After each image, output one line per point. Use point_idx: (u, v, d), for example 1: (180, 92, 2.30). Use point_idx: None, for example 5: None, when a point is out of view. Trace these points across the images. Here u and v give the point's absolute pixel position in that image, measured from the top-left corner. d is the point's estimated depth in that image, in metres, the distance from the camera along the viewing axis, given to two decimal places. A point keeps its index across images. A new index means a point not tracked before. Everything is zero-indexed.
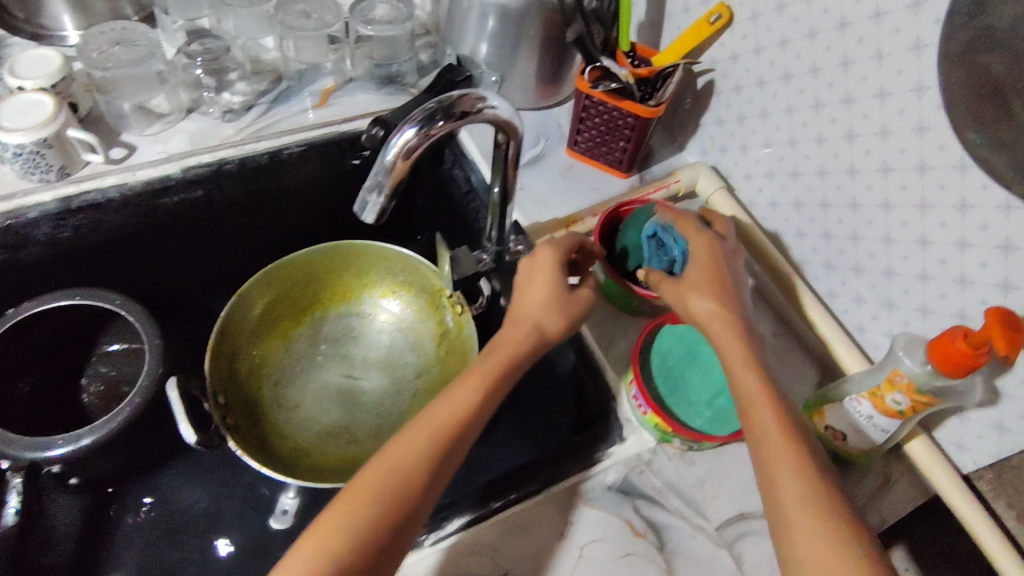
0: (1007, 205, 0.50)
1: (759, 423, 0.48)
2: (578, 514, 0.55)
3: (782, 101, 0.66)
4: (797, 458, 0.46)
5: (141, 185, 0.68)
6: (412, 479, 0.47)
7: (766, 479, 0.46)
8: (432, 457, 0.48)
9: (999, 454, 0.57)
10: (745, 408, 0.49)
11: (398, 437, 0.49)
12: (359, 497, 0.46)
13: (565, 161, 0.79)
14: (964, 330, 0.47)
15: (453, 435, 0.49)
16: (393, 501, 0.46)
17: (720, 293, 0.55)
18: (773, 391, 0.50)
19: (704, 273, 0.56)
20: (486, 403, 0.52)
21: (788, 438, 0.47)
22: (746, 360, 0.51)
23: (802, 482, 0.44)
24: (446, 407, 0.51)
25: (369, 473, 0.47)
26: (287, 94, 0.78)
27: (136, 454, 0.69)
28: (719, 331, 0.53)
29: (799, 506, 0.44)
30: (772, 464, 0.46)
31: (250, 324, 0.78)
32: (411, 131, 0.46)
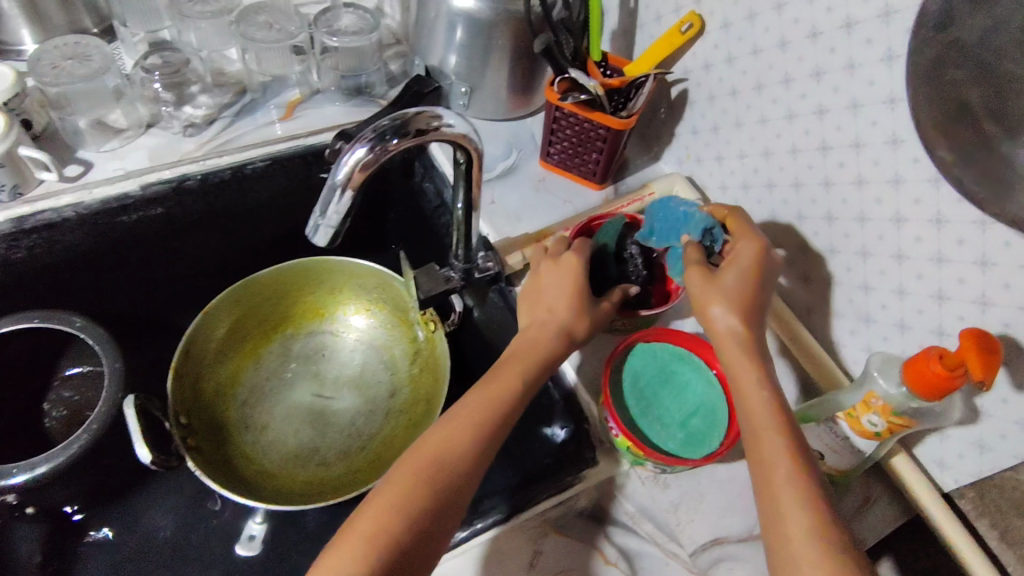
0: (983, 220, 0.49)
1: (768, 447, 0.46)
2: (549, 542, 0.54)
3: (755, 112, 0.64)
4: (803, 486, 0.43)
5: (97, 204, 0.66)
6: (451, 477, 0.47)
7: (767, 508, 0.44)
8: (471, 454, 0.48)
9: (980, 473, 0.56)
10: (753, 431, 0.47)
11: (434, 431, 0.49)
12: (399, 492, 0.46)
13: (538, 173, 0.77)
14: (939, 351, 0.46)
15: (491, 433, 0.50)
16: (433, 497, 0.46)
17: (746, 309, 0.51)
18: (784, 416, 0.47)
19: (738, 285, 0.52)
20: (520, 402, 0.52)
21: (796, 466, 0.44)
22: (756, 383, 0.49)
23: (806, 512, 0.42)
24: (481, 404, 0.51)
25: (408, 468, 0.47)
26: (252, 106, 0.77)
27: (95, 484, 0.67)
28: (734, 350, 0.51)
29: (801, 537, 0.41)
30: (776, 492, 0.44)
31: (213, 346, 0.75)
32: (363, 149, 0.44)
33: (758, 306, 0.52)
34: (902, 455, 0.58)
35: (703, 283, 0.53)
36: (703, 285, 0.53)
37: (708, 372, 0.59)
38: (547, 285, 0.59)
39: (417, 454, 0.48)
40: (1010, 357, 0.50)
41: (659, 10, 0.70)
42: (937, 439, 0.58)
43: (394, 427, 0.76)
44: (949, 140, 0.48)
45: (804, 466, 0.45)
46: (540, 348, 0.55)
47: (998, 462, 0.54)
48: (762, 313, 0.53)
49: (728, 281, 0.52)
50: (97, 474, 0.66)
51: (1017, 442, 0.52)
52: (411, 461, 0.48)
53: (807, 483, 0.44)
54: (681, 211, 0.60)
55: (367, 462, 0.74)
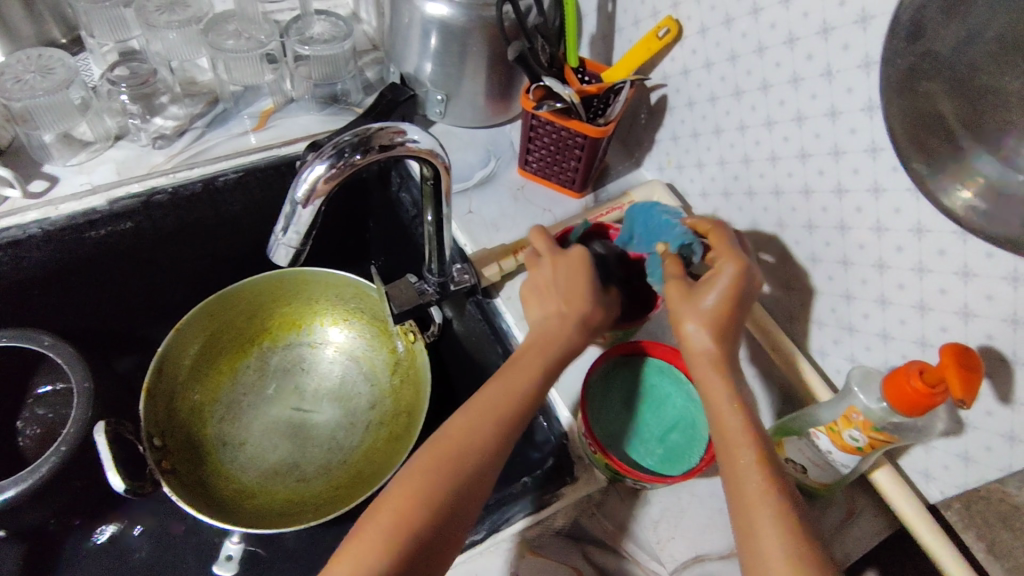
0: (963, 231, 0.48)
1: (741, 462, 0.45)
2: (525, 564, 0.52)
3: (734, 118, 0.63)
4: (776, 501, 0.42)
5: (63, 220, 0.64)
6: (474, 467, 0.45)
7: (739, 526, 0.43)
8: (494, 445, 0.47)
9: (966, 485, 0.55)
10: (725, 446, 0.46)
11: (457, 419, 0.48)
12: (423, 481, 0.44)
13: (517, 181, 0.76)
14: (919, 366, 0.45)
15: (515, 425, 0.48)
16: (457, 487, 0.44)
17: (723, 325, 0.50)
18: (756, 431, 0.46)
19: (721, 301, 0.50)
20: (540, 396, 0.51)
21: (769, 483, 0.43)
22: (729, 398, 0.48)
23: (781, 529, 0.41)
24: (501, 395, 0.49)
25: (431, 458, 0.45)
26: (224, 116, 0.75)
27: (68, 505, 0.65)
28: (708, 367, 0.49)
29: (774, 556, 0.40)
30: (749, 509, 0.42)
31: (188, 362, 0.74)
32: (322, 165, 0.43)
33: (735, 323, 0.51)
34: (885, 467, 0.57)
35: (681, 298, 0.51)
36: (681, 301, 0.51)
37: (688, 386, 0.57)
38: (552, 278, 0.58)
39: (440, 444, 0.46)
40: (994, 370, 0.49)
41: (637, 14, 0.69)
42: (922, 449, 0.56)
43: (375, 441, 0.75)
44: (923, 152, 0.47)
45: (778, 481, 0.43)
46: (553, 344, 0.53)
47: (983, 473, 0.53)
48: (738, 329, 0.51)
49: (707, 296, 0.50)
50: (70, 497, 0.64)
51: (1001, 453, 0.52)
52: (433, 452, 0.46)
53: (780, 498, 0.42)
54: (662, 219, 0.59)
55: (347, 478, 0.72)
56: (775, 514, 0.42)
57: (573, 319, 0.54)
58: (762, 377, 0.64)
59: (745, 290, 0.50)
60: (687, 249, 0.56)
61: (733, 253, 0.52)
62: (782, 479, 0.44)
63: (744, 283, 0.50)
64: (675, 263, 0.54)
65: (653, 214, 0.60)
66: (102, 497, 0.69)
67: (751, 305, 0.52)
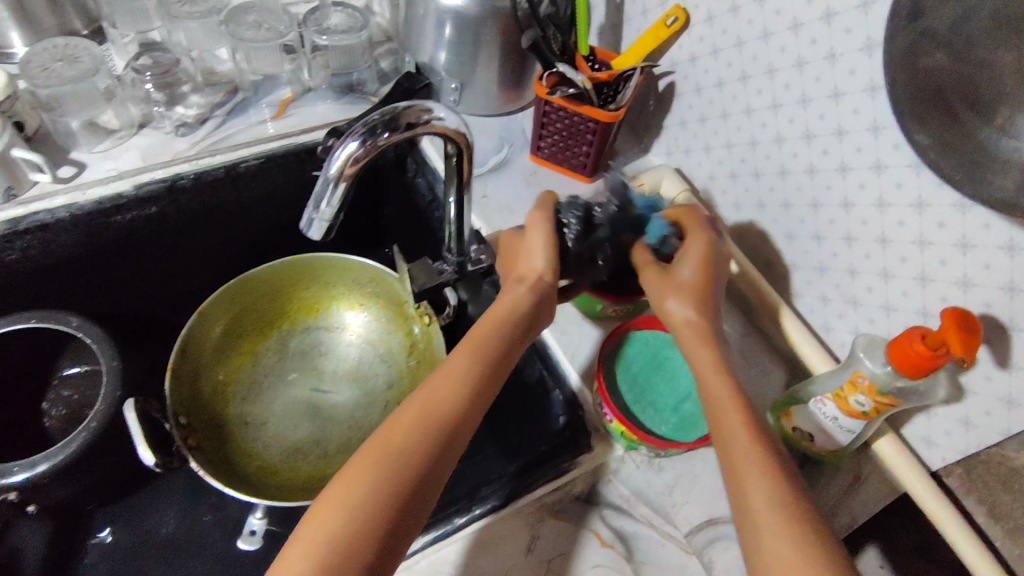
0: (963, 203, 0.50)
1: (728, 426, 0.46)
2: (546, 527, 0.55)
3: (741, 102, 0.65)
4: (763, 461, 0.44)
5: (91, 204, 0.65)
6: (412, 457, 0.44)
7: (733, 492, 0.43)
8: (430, 431, 0.45)
9: (967, 450, 0.57)
10: (715, 411, 0.47)
11: (394, 414, 0.46)
12: (355, 481, 0.42)
13: (529, 167, 0.78)
14: (921, 330, 0.47)
15: (457, 412, 0.46)
16: (393, 480, 0.43)
17: (700, 295, 0.54)
18: (748, 406, 0.47)
19: (696, 273, 0.54)
20: (491, 380, 0.49)
21: (756, 444, 0.45)
22: (721, 377, 0.49)
23: (770, 488, 0.42)
24: (440, 380, 0.48)
25: (365, 456, 0.44)
26: (244, 105, 0.77)
27: (98, 481, 0.67)
28: (695, 344, 0.52)
29: (768, 517, 0.41)
30: (743, 476, 0.43)
31: (211, 342, 0.76)
32: (354, 143, 0.45)
33: (712, 298, 0.54)
34: (889, 436, 0.59)
35: (659, 281, 0.54)
36: (662, 282, 0.54)
37: None
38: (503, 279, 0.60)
39: (375, 440, 0.45)
40: (992, 336, 0.52)
41: (646, 4, 0.71)
42: (924, 418, 0.59)
43: None
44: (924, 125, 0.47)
45: (771, 451, 0.45)
46: (503, 313, 0.53)
47: (983, 438, 0.55)
48: (716, 306, 0.54)
49: (684, 274, 0.54)
50: (100, 473, 0.66)
51: (1000, 418, 0.54)
52: (367, 449, 0.45)
53: (773, 464, 0.43)
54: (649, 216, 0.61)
55: None
56: (768, 479, 0.43)
57: (510, 282, 0.56)
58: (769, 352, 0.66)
59: (708, 262, 0.55)
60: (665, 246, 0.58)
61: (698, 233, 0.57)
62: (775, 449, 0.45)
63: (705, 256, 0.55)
64: (641, 253, 0.57)
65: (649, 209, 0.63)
66: (131, 473, 0.71)
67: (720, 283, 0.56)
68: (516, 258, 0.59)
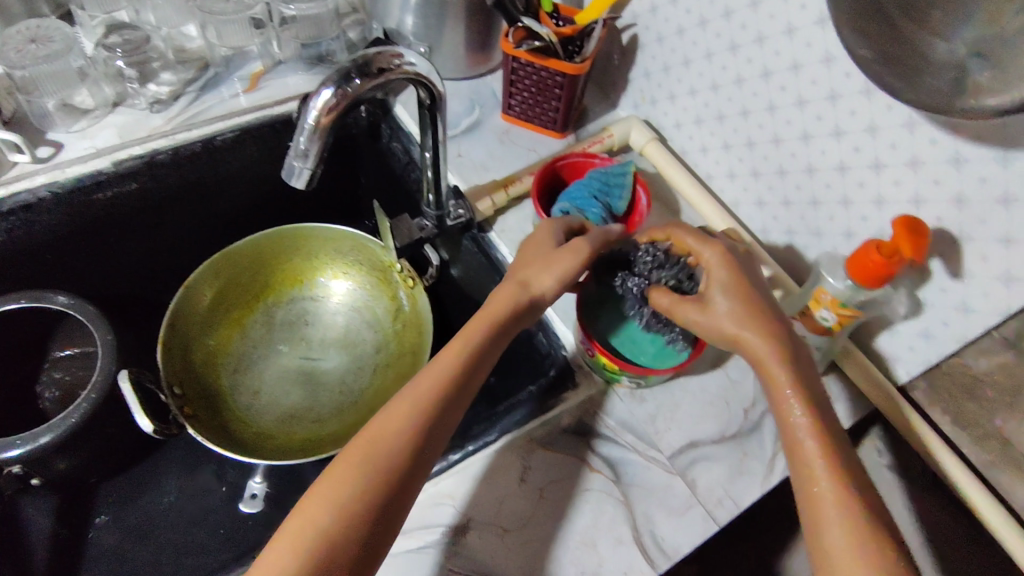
0: (911, 122, 0.53)
1: (803, 455, 0.46)
2: (537, 457, 0.57)
3: (702, 47, 0.68)
4: (835, 489, 0.44)
5: (71, 183, 0.67)
6: (397, 458, 0.46)
7: (810, 521, 0.44)
8: (415, 433, 0.47)
9: (930, 362, 0.60)
10: (791, 439, 0.47)
11: (380, 414, 0.48)
12: (340, 479, 0.45)
13: (501, 126, 0.80)
14: (877, 243, 0.50)
15: (444, 407, 0.49)
16: (379, 479, 0.45)
17: (748, 310, 0.52)
18: (822, 422, 0.47)
19: (730, 295, 0.53)
20: (473, 374, 0.51)
21: (833, 472, 0.45)
22: (794, 391, 0.49)
23: (845, 518, 0.43)
24: (424, 385, 0.49)
25: (351, 456, 0.46)
26: (216, 80, 0.78)
27: (100, 452, 0.68)
28: (772, 355, 0.50)
29: (845, 545, 0.42)
30: (817, 507, 0.44)
31: (200, 314, 0.77)
32: (328, 91, 0.46)
33: (759, 309, 0.52)
34: (857, 355, 0.62)
35: (702, 320, 0.53)
36: (701, 315, 0.53)
37: None
38: (525, 262, 0.58)
39: (360, 440, 0.47)
40: (946, 248, 0.55)
41: None
42: (888, 335, 0.62)
43: (384, 380, 0.79)
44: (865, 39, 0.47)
45: (846, 471, 0.45)
46: (494, 315, 0.54)
47: (943, 348, 0.59)
48: (765, 309, 0.52)
49: (719, 302, 0.53)
50: (101, 444, 0.67)
51: (958, 327, 0.57)
52: (352, 448, 0.47)
53: (845, 485, 0.44)
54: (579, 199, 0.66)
55: (360, 415, 0.77)
56: (840, 507, 0.43)
57: (515, 285, 0.56)
58: None
59: (740, 277, 0.54)
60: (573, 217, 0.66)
61: (712, 248, 0.55)
62: (847, 465, 0.45)
63: (733, 273, 0.54)
64: (660, 292, 0.56)
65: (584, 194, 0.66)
66: (131, 445, 0.72)
67: (762, 289, 0.54)
68: (541, 256, 0.58)
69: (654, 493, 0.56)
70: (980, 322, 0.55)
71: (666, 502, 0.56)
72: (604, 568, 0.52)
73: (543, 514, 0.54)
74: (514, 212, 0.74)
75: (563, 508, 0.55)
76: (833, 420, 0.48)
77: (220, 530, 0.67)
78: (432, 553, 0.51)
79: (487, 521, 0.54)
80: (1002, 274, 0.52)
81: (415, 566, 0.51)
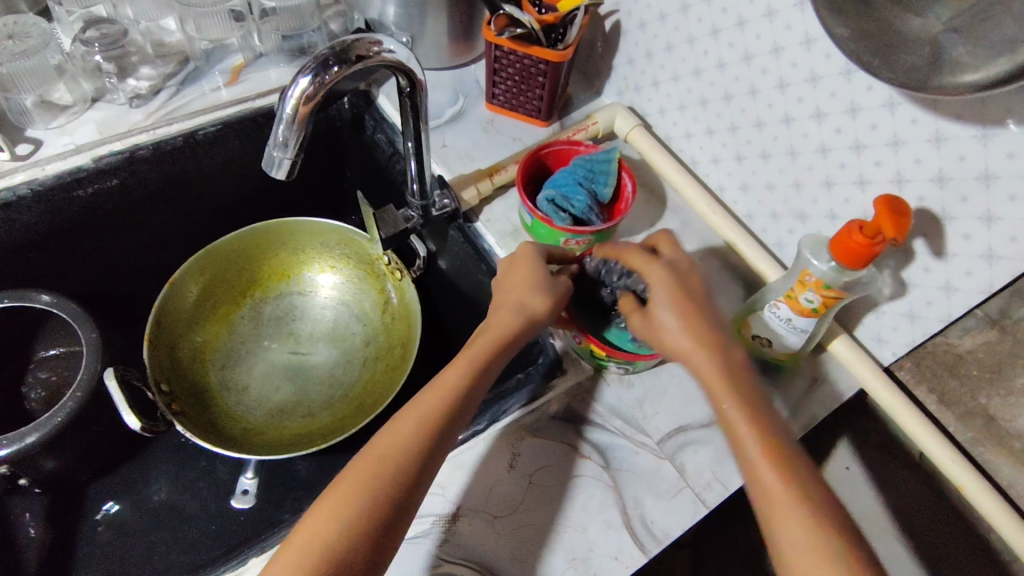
0: (891, 102, 0.53)
1: (751, 462, 0.46)
2: (526, 445, 0.57)
3: (684, 32, 0.68)
4: (788, 493, 0.44)
5: (51, 179, 0.66)
6: (398, 475, 0.46)
7: (769, 531, 0.44)
8: (421, 447, 0.47)
9: (914, 342, 0.60)
10: (739, 447, 0.47)
11: (387, 428, 0.49)
12: (347, 491, 0.45)
13: (486, 116, 0.79)
14: (859, 224, 0.50)
15: (448, 421, 0.49)
16: (385, 491, 0.45)
17: (689, 321, 0.53)
18: (767, 429, 0.47)
19: (672, 306, 0.53)
20: (476, 387, 0.51)
21: (783, 477, 0.44)
22: (735, 403, 0.48)
23: (802, 523, 0.42)
24: (426, 404, 0.49)
25: (355, 472, 0.46)
26: (196, 74, 0.78)
27: (88, 451, 0.68)
28: (709, 369, 0.50)
29: (805, 550, 0.41)
30: (773, 514, 0.43)
31: (186, 310, 0.77)
32: (305, 79, 0.46)
33: (701, 320, 0.53)
34: (843, 337, 0.62)
35: (650, 331, 0.54)
36: (648, 329, 0.54)
37: None
38: (507, 285, 0.59)
39: (364, 457, 0.47)
40: (928, 228, 0.55)
41: None
42: (873, 316, 0.62)
43: (373, 373, 0.79)
44: (843, 17, 0.48)
45: (797, 476, 0.45)
46: (497, 333, 0.54)
47: (927, 328, 0.59)
48: (706, 319, 0.53)
49: (662, 314, 0.53)
50: (88, 443, 0.67)
51: (941, 306, 0.57)
52: (357, 464, 0.47)
53: (798, 492, 0.44)
54: (565, 188, 0.66)
55: (350, 408, 0.76)
56: (798, 511, 0.43)
57: (507, 306, 0.56)
58: (727, 270, 0.69)
59: (676, 284, 0.54)
60: (558, 205, 0.66)
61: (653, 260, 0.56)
62: (798, 470, 0.45)
63: (673, 283, 0.54)
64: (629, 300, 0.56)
65: (569, 184, 0.66)
66: (120, 443, 0.72)
67: (699, 296, 0.55)
68: (514, 281, 0.58)
69: (643, 478, 0.56)
70: (964, 300, 0.56)
71: (655, 486, 0.56)
72: (594, 552, 0.52)
73: (533, 501, 0.54)
74: (500, 201, 0.74)
75: (552, 495, 0.55)
76: (781, 430, 0.48)
77: (211, 526, 0.67)
78: (422, 542, 0.51)
79: (477, 509, 0.54)
80: (984, 251, 0.53)
81: (405, 555, 0.51)
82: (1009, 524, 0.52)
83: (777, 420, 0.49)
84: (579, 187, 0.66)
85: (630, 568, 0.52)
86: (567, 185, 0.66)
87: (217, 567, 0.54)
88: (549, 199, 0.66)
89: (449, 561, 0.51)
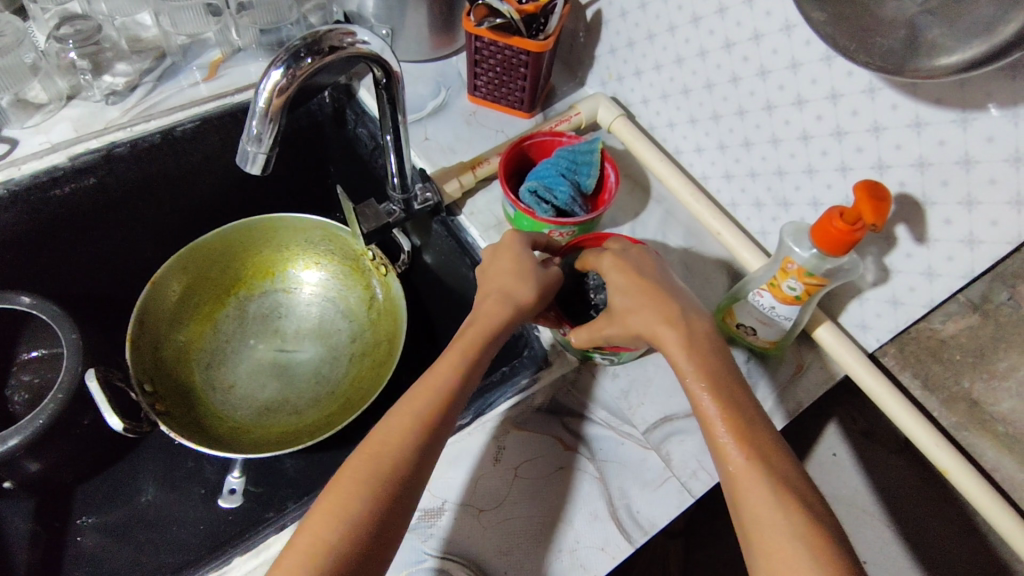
0: (871, 88, 0.53)
1: (717, 437, 0.46)
2: (511, 438, 0.57)
3: (665, 20, 0.67)
4: (748, 465, 0.44)
5: (27, 179, 0.65)
6: (398, 470, 0.45)
7: (734, 505, 0.44)
8: (416, 444, 0.47)
9: (897, 327, 0.61)
10: (705, 421, 0.47)
11: (379, 427, 0.48)
12: (344, 491, 0.44)
13: (468, 108, 0.79)
14: (840, 210, 0.50)
15: (439, 418, 0.48)
16: (382, 490, 0.44)
17: (648, 300, 0.53)
18: (732, 404, 0.47)
19: (631, 295, 0.53)
20: (467, 383, 0.51)
21: (746, 449, 0.45)
22: (697, 378, 0.48)
23: (766, 494, 0.43)
24: (422, 398, 0.49)
25: (352, 471, 0.45)
26: (173, 69, 0.77)
27: (73, 451, 0.67)
28: (674, 345, 0.50)
29: (767, 518, 0.42)
30: (738, 485, 0.44)
31: (169, 309, 0.76)
32: (278, 72, 0.45)
33: (658, 296, 0.53)
34: (827, 324, 0.62)
35: (617, 332, 0.53)
36: (614, 322, 0.53)
37: None
38: (492, 274, 0.58)
39: (360, 454, 0.46)
40: (909, 214, 0.55)
41: None
42: (857, 303, 0.62)
43: (360, 369, 0.79)
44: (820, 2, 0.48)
45: (760, 449, 0.45)
46: (483, 325, 0.54)
47: (911, 314, 0.59)
48: (666, 296, 0.53)
49: (624, 301, 0.53)
50: (72, 444, 0.66)
51: (924, 292, 0.57)
52: (354, 462, 0.46)
53: (758, 464, 0.44)
54: (550, 175, 0.65)
55: (336, 405, 0.76)
56: (766, 481, 0.43)
57: (492, 295, 0.56)
58: (711, 259, 0.69)
59: (630, 271, 0.55)
60: (541, 196, 0.65)
61: (604, 256, 0.57)
62: (759, 442, 0.45)
63: (629, 271, 0.55)
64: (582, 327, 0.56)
65: (553, 173, 0.65)
66: (105, 443, 0.71)
67: (655, 277, 0.55)
68: (499, 268, 0.58)
69: (629, 468, 0.56)
70: (946, 286, 0.56)
71: (641, 476, 0.56)
72: (580, 544, 0.52)
73: (519, 493, 0.54)
74: (483, 193, 0.73)
75: (538, 487, 0.55)
76: (747, 401, 0.48)
77: (198, 525, 0.66)
78: (408, 537, 0.51)
79: (462, 503, 0.53)
80: (965, 236, 0.53)
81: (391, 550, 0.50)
82: (992, 506, 0.53)
83: (741, 389, 0.48)
84: (563, 175, 0.65)
85: (617, 558, 0.52)
86: (552, 174, 0.65)
87: (203, 566, 0.54)
88: (533, 187, 0.65)
89: (435, 555, 0.51)
